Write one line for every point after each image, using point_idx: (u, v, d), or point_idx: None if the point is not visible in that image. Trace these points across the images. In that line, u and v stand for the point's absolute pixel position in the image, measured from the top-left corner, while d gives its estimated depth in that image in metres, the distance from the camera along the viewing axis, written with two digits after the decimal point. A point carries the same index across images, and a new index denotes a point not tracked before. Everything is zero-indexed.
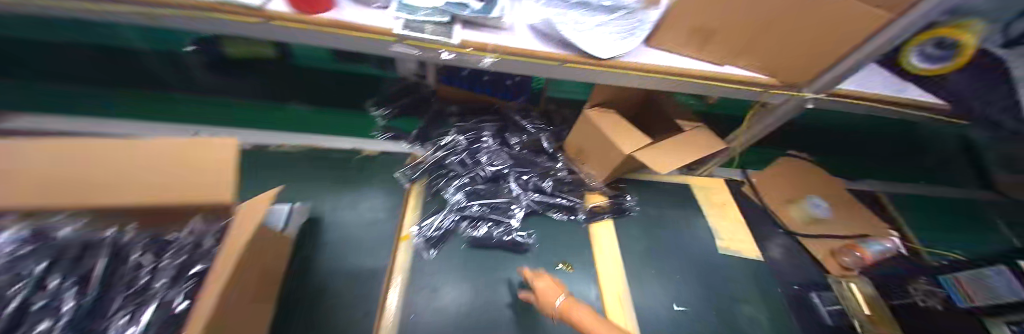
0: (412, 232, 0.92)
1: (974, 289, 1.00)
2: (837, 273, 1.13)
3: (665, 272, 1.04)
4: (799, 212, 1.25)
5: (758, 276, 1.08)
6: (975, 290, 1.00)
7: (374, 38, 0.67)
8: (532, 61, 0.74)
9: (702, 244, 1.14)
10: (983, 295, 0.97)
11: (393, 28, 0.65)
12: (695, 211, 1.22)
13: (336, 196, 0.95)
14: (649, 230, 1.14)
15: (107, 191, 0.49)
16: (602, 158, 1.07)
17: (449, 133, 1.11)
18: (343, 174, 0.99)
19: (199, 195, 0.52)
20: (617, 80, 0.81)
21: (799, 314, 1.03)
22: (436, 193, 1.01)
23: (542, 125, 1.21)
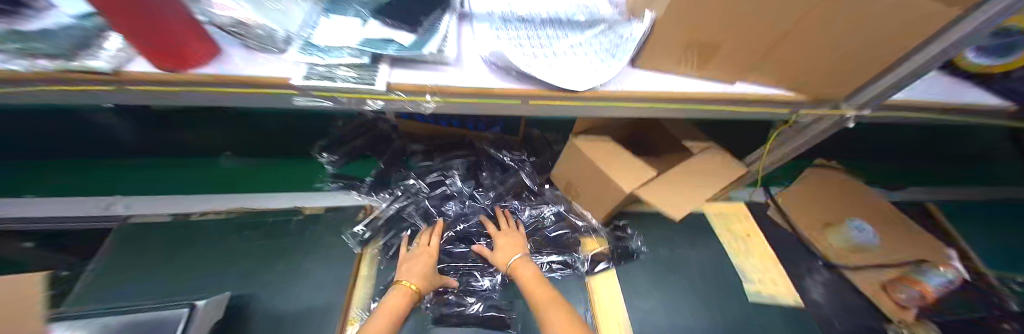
0: (362, 313, 0.75)
1: None
2: (897, 319, 0.92)
3: (682, 332, 0.86)
4: (837, 237, 1.05)
5: (797, 328, 0.89)
6: None
7: (271, 91, 0.51)
8: (485, 100, 0.57)
9: (726, 290, 0.94)
10: None
11: (290, 77, 0.49)
12: (714, 246, 1.03)
13: (268, 273, 0.77)
14: (659, 277, 0.95)
15: None
16: (595, 200, 0.89)
17: (411, 176, 0.96)
18: (279, 244, 0.81)
19: None
20: (601, 113, 0.62)
21: None
22: (397, 255, 0.85)
23: (522, 156, 1.05)
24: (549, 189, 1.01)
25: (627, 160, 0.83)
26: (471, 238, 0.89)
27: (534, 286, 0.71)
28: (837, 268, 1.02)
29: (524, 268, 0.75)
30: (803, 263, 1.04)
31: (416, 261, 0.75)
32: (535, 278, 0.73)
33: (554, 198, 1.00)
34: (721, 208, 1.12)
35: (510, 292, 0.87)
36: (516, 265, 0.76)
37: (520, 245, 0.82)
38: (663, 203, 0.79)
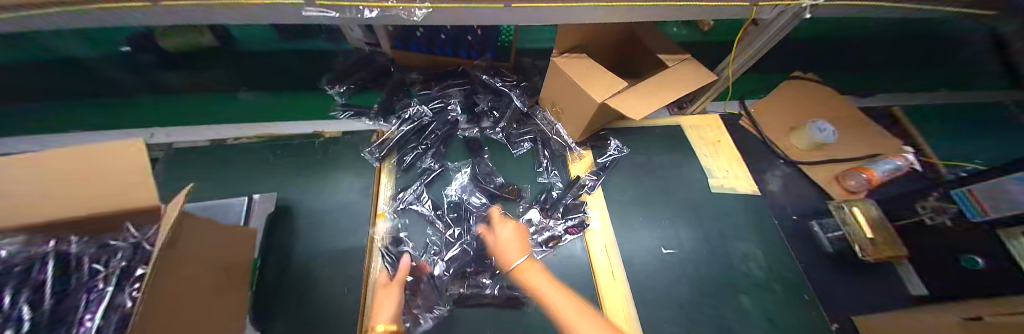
0: (386, 209, 0.93)
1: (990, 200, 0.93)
2: (840, 198, 1.05)
3: (652, 219, 1.01)
4: (800, 139, 1.16)
5: (752, 211, 1.04)
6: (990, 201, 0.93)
7: (280, 3, 0.59)
8: (469, 7, 0.65)
9: (693, 186, 1.08)
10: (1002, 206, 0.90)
11: None
12: (686, 152, 1.15)
13: (306, 180, 0.93)
14: (638, 179, 1.08)
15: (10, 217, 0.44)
16: (576, 113, 0.98)
17: (412, 104, 1.08)
18: (307, 160, 0.96)
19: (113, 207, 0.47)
20: (573, 17, 0.71)
21: (798, 244, 1.00)
22: (409, 167, 1.00)
23: (513, 82, 1.14)
24: (539, 111, 1.11)
25: (602, 72, 0.90)
26: (473, 150, 1.04)
27: (553, 297, 0.66)
28: (796, 164, 1.14)
29: (535, 275, 0.72)
30: (764, 162, 1.16)
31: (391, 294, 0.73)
32: (547, 282, 0.70)
33: (540, 120, 1.10)
34: (695, 119, 1.23)
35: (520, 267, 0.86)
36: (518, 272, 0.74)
37: (522, 244, 0.81)
38: (631, 105, 0.86)
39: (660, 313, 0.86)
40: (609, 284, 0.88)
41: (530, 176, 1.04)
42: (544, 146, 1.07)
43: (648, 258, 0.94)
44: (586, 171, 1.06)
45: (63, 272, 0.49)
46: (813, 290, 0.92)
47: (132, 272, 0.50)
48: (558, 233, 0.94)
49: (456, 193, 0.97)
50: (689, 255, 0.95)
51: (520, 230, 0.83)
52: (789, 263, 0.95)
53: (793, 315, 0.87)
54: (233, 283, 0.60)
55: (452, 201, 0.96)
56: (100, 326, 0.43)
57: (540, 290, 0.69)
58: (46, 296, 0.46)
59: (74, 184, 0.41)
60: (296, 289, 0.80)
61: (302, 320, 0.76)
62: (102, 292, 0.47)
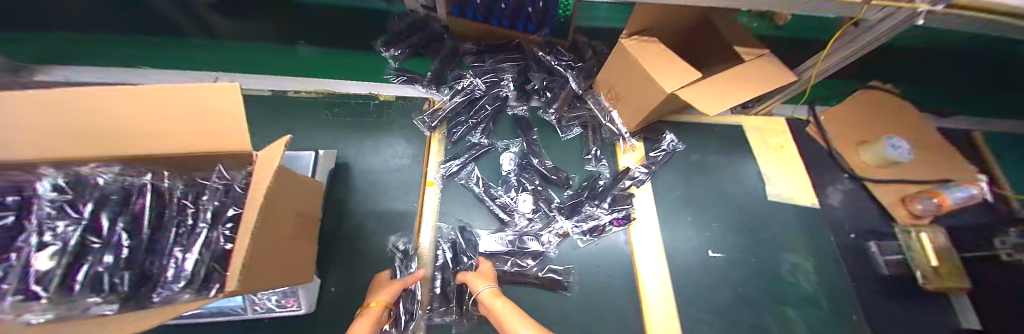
0: (435, 178, 0.93)
1: None
2: (905, 222, 0.99)
3: (700, 219, 0.97)
4: (872, 155, 1.05)
5: (807, 223, 0.99)
6: None
7: None
8: None
9: (747, 190, 1.03)
10: None
11: None
12: (743, 153, 1.09)
13: (359, 143, 0.95)
14: (689, 177, 1.04)
15: (110, 143, 0.46)
16: (636, 101, 0.93)
17: (466, 76, 1.06)
18: (362, 121, 0.98)
19: (202, 146, 0.48)
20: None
21: (852, 263, 0.95)
22: (457, 141, 0.99)
23: (570, 62, 1.08)
24: (592, 95, 1.06)
25: (673, 59, 0.84)
26: (519, 130, 1.02)
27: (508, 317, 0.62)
28: (861, 180, 1.06)
29: (495, 299, 0.67)
30: (825, 175, 1.09)
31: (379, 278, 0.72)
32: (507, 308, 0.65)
33: (593, 105, 1.05)
34: (756, 121, 1.15)
35: (565, 255, 0.88)
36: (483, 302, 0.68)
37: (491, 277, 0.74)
38: (703, 98, 0.80)
39: (701, 316, 0.85)
40: (647, 283, 0.87)
41: (577, 164, 1.02)
42: (595, 132, 1.04)
43: (690, 259, 0.92)
44: (637, 163, 1.03)
45: (158, 204, 0.50)
46: (861, 311, 0.88)
47: (225, 213, 0.50)
48: (603, 222, 0.92)
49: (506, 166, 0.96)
50: (734, 260, 0.92)
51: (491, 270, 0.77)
52: (840, 282, 0.92)
53: (837, 331, 0.85)
54: (305, 229, 0.65)
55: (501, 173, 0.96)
56: (197, 260, 0.46)
57: (499, 317, 0.64)
58: (144, 226, 0.48)
59: (184, 119, 0.44)
60: (349, 243, 0.84)
61: (350, 272, 0.81)
62: (197, 229, 0.49)
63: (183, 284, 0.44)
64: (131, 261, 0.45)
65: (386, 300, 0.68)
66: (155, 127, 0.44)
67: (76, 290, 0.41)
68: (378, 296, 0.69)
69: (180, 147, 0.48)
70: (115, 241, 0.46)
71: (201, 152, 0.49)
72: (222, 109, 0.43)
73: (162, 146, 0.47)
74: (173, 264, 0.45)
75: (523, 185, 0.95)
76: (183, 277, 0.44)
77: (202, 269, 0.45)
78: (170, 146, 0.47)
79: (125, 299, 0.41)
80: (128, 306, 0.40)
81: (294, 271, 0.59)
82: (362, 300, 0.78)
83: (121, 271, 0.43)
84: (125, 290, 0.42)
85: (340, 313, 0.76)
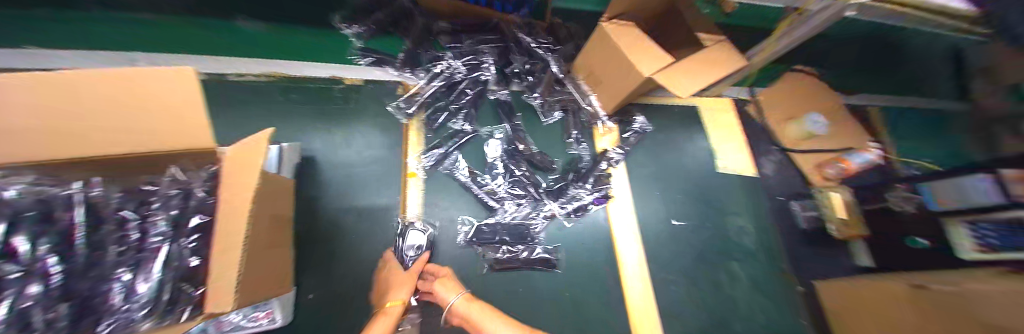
0: (417, 169, 0.89)
1: (945, 191, 0.90)
2: (819, 184, 1.19)
3: (668, 193, 1.08)
4: (796, 129, 1.26)
5: (749, 191, 1.16)
6: (946, 192, 0.90)
7: None
8: None
9: (704, 165, 1.16)
10: (955, 199, 0.88)
11: None
12: (700, 132, 1.22)
13: (327, 134, 0.86)
14: (657, 155, 1.13)
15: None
16: (614, 84, 0.97)
17: (443, 57, 0.99)
18: (327, 108, 0.88)
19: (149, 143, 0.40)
20: None
21: (780, 221, 1.15)
22: (438, 128, 0.94)
23: (548, 43, 1.07)
24: (571, 79, 1.07)
25: (649, 45, 0.89)
26: (501, 115, 1.01)
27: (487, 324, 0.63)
28: (788, 152, 1.27)
29: (468, 308, 0.67)
30: (763, 149, 1.27)
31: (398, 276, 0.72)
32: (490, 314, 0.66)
33: (572, 89, 1.07)
34: (710, 102, 1.29)
35: (553, 236, 0.93)
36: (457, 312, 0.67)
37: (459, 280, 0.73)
38: (676, 82, 0.87)
39: (671, 279, 0.96)
40: (625, 257, 0.95)
41: (560, 148, 1.04)
42: (574, 115, 1.07)
43: (661, 229, 1.02)
44: (613, 145, 1.09)
45: (94, 220, 0.42)
46: (787, 260, 1.08)
47: (185, 224, 0.45)
48: (586, 203, 0.97)
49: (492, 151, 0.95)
50: (695, 227, 1.05)
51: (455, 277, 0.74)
52: (773, 238, 1.10)
53: (770, 278, 1.04)
54: (283, 233, 0.58)
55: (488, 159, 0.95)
56: (160, 281, 0.41)
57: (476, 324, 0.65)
58: (77, 246, 0.40)
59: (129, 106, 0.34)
60: (329, 243, 0.78)
61: (331, 275, 0.76)
62: (146, 245, 0.44)
63: (146, 311, 0.38)
64: (70, 289, 0.37)
65: (404, 298, 0.68)
66: (82, 120, 0.34)
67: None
68: (398, 294, 0.68)
69: (112, 149, 0.39)
70: (41, 267, 0.36)
71: (151, 152, 0.42)
72: (170, 92, 0.34)
73: (84, 151, 0.38)
74: (125, 285, 0.40)
75: (510, 170, 0.95)
76: (142, 300, 0.39)
77: (168, 290, 0.40)
78: (98, 151, 0.38)
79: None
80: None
81: (277, 280, 0.54)
82: (350, 301, 0.75)
83: (59, 303, 0.35)
84: (70, 323, 0.35)
85: (327, 316, 0.72)
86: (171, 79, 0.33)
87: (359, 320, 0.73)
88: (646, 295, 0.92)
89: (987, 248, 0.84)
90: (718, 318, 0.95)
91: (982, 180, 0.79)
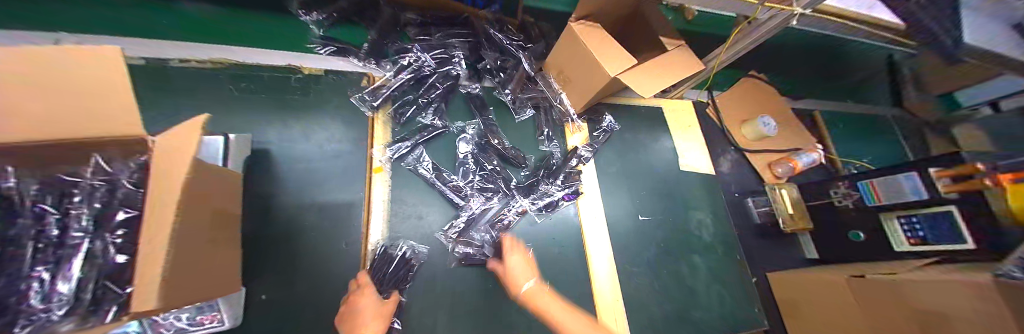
0: (384, 164, 0.87)
1: (883, 190, 0.95)
2: (771, 182, 1.30)
3: (634, 190, 1.13)
4: (750, 130, 1.35)
5: (709, 187, 1.23)
6: (883, 190, 0.95)
7: None
8: None
9: (668, 162, 1.22)
10: (892, 196, 0.93)
11: None
12: (664, 132, 1.28)
13: (282, 128, 0.81)
14: (624, 153, 1.18)
15: None
16: (583, 83, 1.00)
17: (411, 50, 0.98)
18: (284, 97, 0.83)
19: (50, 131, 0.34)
20: None
21: (736, 215, 1.23)
22: (407, 122, 0.93)
23: (520, 41, 1.08)
24: (543, 76, 1.09)
25: (614, 45, 0.92)
26: (473, 112, 1.00)
27: (560, 316, 0.67)
28: (742, 151, 1.35)
29: (542, 298, 0.71)
30: (720, 148, 1.35)
31: (366, 301, 0.69)
32: (557, 306, 0.69)
33: (544, 87, 1.09)
34: (674, 104, 1.36)
35: (524, 232, 0.93)
36: (528, 298, 0.72)
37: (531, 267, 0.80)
38: (639, 83, 0.90)
39: (637, 270, 1.00)
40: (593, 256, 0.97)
41: (532, 144, 1.06)
42: (546, 113, 1.08)
43: (628, 223, 1.06)
44: (584, 143, 1.11)
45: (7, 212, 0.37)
46: (743, 252, 1.15)
47: (111, 217, 0.39)
48: (556, 198, 0.99)
49: (463, 146, 0.95)
50: (659, 220, 1.11)
51: (529, 263, 0.80)
52: (731, 231, 1.17)
53: (730, 268, 1.10)
54: (229, 230, 0.55)
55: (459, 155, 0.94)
56: (80, 279, 0.36)
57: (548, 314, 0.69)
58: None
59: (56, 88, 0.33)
60: (286, 243, 0.73)
61: (287, 277, 0.71)
62: (64, 241, 0.37)
63: (64, 310, 0.33)
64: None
65: (378, 333, 0.65)
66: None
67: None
68: (371, 327, 0.65)
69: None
70: None
71: (77, 139, 0.36)
72: (103, 78, 0.33)
73: None
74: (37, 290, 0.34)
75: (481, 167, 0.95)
76: (62, 302, 0.34)
77: (91, 288, 0.35)
78: None
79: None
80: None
81: (223, 279, 0.50)
82: (310, 302, 0.71)
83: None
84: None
85: (283, 320, 0.68)
86: (107, 60, 0.33)
87: (320, 320, 0.70)
88: (614, 287, 0.96)
89: (916, 240, 0.91)
90: (681, 307, 1.00)
91: (912, 178, 0.89)
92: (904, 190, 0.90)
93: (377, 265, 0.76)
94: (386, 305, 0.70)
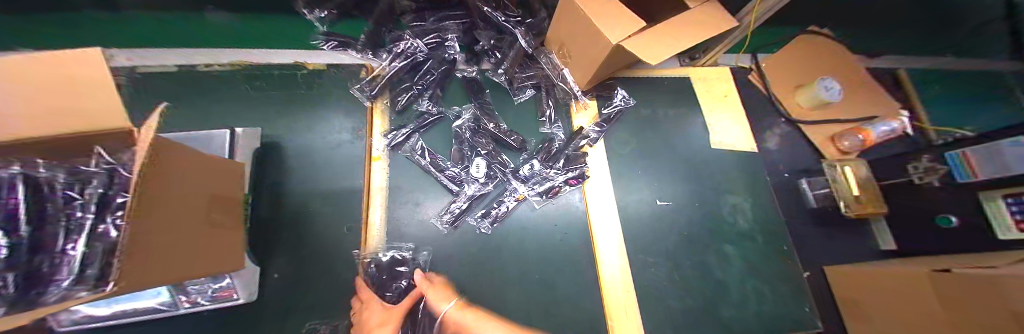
0: (382, 152, 0.89)
1: (981, 162, 0.89)
2: (831, 157, 1.07)
3: (650, 171, 1.01)
4: (806, 97, 1.12)
5: (748, 166, 1.05)
6: (982, 163, 0.89)
7: None
8: None
9: (696, 140, 1.07)
10: (994, 169, 0.86)
11: None
12: (692, 105, 1.11)
13: (290, 120, 0.89)
14: (641, 131, 1.05)
15: None
16: (586, 56, 0.90)
17: (405, 37, 0.99)
18: (292, 93, 0.91)
19: None
20: None
21: (784, 198, 1.04)
22: (403, 110, 0.95)
23: (518, 17, 1.02)
24: (543, 54, 1.02)
25: (618, 9, 0.81)
26: (469, 97, 0.98)
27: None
28: (795, 123, 1.12)
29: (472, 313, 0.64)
30: (765, 121, 1.14)
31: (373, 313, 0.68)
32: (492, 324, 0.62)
33: (545, 65, 1.02)
34: (706, 72, 1.17)
35: (520, 218, 0.89)
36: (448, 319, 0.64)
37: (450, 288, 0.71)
38: (649, 49, 0.78)
39: (651, 261, 0.90)
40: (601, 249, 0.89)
41: (532, 128, 1.00)
42: (547, 92, 1.02)
43: (644, 209, 0.96)
44: (591, 122, 1.02)
45: (38, 195, 0.37)
46: (792, 241, 0.98)
47: (113, 200, 0.41)
48: (557, 183, 0.93)
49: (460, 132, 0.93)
50: (682, 206, 0.98)
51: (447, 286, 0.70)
52: (777, 217, 0.99)
53: (772, 260, 0.94)
54: (226, 214, 0.60)
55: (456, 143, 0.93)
56: (87, 255, 0.37)
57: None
58: (24, 223, 0.35)
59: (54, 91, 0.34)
60: (295, 227, 0.80)
61: (297, 257, 0.78)
62: (81, 221, 0.38)
63: (77, 281, 0.35)
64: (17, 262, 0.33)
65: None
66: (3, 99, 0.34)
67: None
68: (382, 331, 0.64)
69: None
70: None
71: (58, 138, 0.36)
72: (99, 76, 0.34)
73: None
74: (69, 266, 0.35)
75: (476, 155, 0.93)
76: (81, 276, 0.35)
77: (99, 263, 0.36)
78: None
79: (18, 302, 0.31)
80: (21, 306, 0.31)
81: (217, 259, 0.55)
82: (315, 283, 0.77)
83: (5, 272, 0.32)
84: (15, 295, 0.31)
85: (291, 297, 0.75)
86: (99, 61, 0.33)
87: (321, 299, 0.75)
88: (624, 275, 0.88)
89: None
90: (707, 304, 0.88)
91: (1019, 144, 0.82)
92: (1004, 159, 0.84)
93: (373, 276, 0.78)
94: (393, 309, 0.69)
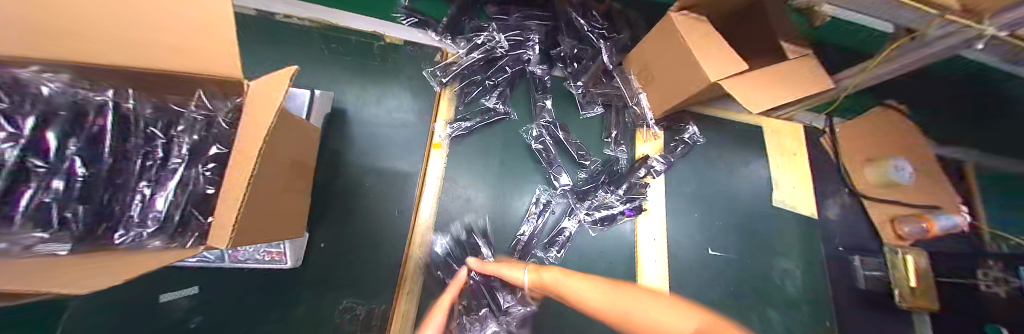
0: (443, 140, 0.87)
1: None
2: (891, 241, 1.01)
3: (706, 217, 0.96)
4: (876, 172, 1.05)
5: (804, 231, 1.01)
6: None
7: None
8: None
9: (756, 194, 1.02)
10: None
11: None
12: (757, 156, 1.07)
13: (358, 88, 0.86)
14: (703, 172, 1.01)
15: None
16: (672, 86, 0.84)
17: (487, 29, 0.94)
18: (366, 63, 0.89)
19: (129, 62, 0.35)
20: None
21: (836, 272, 0.99)
22: (471, 102, 0.92)
23: (604, 31, 0.98)
24: (620, 72, 0.97)
25: (721, 44, 0.75)
26: (534, 107, 0.94)
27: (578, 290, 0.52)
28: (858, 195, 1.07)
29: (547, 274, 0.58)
30: (828, 188, 1.09)
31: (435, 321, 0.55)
32: (569, 280, 0.55)
33: (621, 83, 0.96)
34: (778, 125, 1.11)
35: (572, 240, 0.86)
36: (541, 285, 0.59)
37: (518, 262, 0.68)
38: (746, 95, 0.73)
39: None
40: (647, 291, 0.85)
41: (595, 146, 0.97)
42: (618, 114, 0.98)
43: (693, 257, 0.92)
44: (656, 153, 0.98)
45: (122, 125, 0.42)
46: (835, 319, 0.94)
47: (206, 149, 0.45)
48: (616, 212, 0.89)
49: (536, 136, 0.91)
50: (733, 261, 0.93)
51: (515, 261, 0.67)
52: (824, 291, 0.96)
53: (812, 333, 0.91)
54: (301, 177, 0.57)
55: (534, 145, 0.91)
56: (172, 202, 0.42)
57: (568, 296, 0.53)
58: (105, 151, 0.41)
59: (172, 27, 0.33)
60: (345, 200, 0.77)
61: (343, 229, 0.75)
62: (163, 163, 0.44)
63: (155, 230, 0.41)
64: (87, 194, 0.39)
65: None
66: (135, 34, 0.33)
67: (16, 222, 0.35)
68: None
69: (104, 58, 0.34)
70: (65, 167, 0.38)
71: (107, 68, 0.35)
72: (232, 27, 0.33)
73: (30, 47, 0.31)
74: (137, 205, 0.41)
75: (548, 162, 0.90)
76: (156, 220, 0.41)
77: (179, 211, 0.42)
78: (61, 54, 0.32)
79: (80, 238, 0.37)
80: (85, 244, 0.37)
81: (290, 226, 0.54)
82: (358, 257, 0.74)
83: (74, 205, 0.38)
84: (81, 231, 0.37)
85: (328, 275, 0.72)
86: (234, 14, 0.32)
87: (362, 277, 0.73)
88: None
89: None
90: None
91: None
92: None
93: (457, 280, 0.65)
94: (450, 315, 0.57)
